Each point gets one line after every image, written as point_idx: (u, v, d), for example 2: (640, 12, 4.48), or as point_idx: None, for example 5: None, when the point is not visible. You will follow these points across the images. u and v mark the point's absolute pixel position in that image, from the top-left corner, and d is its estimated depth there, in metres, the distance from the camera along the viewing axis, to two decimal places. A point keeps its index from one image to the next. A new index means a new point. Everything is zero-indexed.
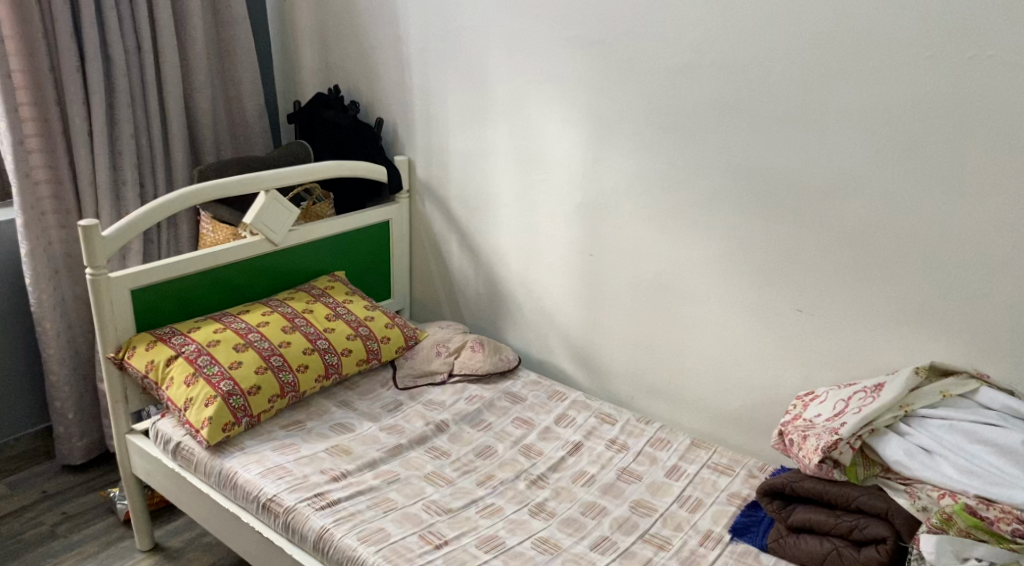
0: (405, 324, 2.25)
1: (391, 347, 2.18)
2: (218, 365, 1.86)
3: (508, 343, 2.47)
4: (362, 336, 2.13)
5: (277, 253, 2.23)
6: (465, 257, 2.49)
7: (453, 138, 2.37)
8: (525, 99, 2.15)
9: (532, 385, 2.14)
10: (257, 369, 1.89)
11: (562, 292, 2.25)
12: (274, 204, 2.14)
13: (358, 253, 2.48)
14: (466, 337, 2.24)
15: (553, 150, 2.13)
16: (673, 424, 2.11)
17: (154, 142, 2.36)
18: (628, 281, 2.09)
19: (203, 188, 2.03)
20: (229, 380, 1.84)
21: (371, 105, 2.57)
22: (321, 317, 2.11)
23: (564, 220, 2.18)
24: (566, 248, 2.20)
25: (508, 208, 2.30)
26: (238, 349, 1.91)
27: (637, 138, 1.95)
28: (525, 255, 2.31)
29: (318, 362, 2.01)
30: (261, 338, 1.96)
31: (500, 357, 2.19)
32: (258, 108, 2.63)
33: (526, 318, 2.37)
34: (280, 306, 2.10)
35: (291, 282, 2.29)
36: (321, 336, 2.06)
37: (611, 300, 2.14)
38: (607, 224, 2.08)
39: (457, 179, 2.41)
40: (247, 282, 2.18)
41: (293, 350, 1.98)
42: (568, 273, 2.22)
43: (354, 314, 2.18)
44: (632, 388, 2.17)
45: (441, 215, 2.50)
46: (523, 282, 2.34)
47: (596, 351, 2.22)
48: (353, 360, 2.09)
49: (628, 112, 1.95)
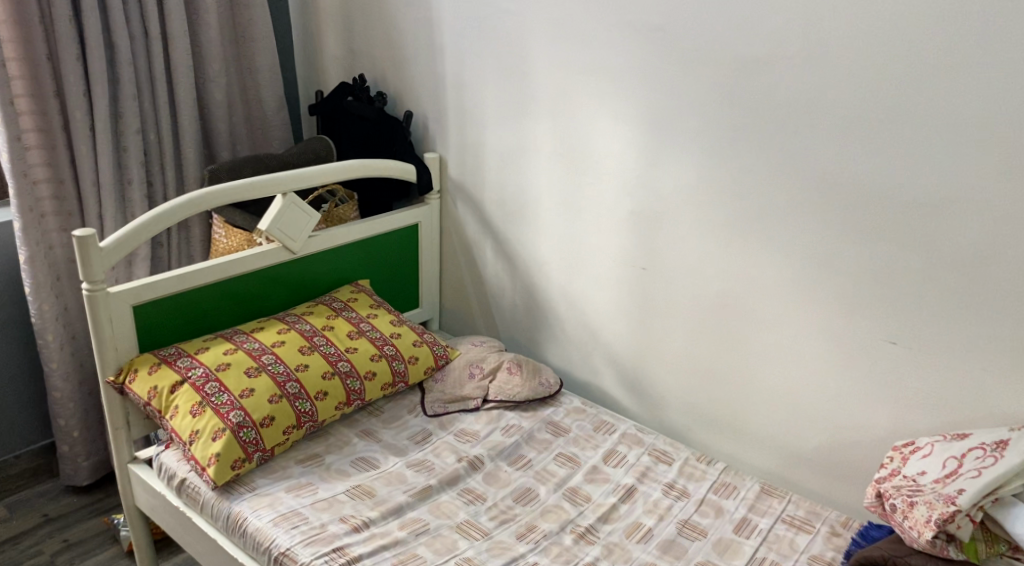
0: (434, 342, 2.04)
1: (419, 368, 1.97)
2: (227, 393, 1.66)
3: (546, 360, 2.24)
4: (388, 356, 1.92)
5: (295, 262, 2.03)
6: (500, 265, 2.27)
7: (489, 134, 2.14)
8: (573, 92, 1.91)
9: (576, 412, 1.92)
10: (270, 398, 1.69)
11: (610, 307, 2.02)
12: (292, 208, 1.94)
13: (383, 260, 2.27)
14: (502, 357, 2.01)
15: (604, 150, 1.89)
16: (734, 461, 1.87)
17: (162, 137, 2.16)
18: (687, 299, 1.85)
19: (214, 192, 1.83)
20: (239, 410, 1.64)
21: (400, 97, 2.34)
22: (343, 335, 1.91)
23: (615, 229, 1.94)
24: (616, 259, 1.96)
25: (551, 213, 2.07)
26: (249, 374, 1.71)
27: (703, 138, 1.71)
28: (570, 266, 2.08)
29: (338, 388, 1.80)
30: (276, 360, 1.76)
31: (540, 381, 1.97)
32: (277, 100, 2.42)
33: (568, 334, 2.15)
34: (298, 323, 1.89)
35: (310, 293, 2.09)
36: (342, 357, 1.85)
37: (666, 319, 1.91)
38: (664, 233, 1.84)
39: (493, 179, 2.18)
40: (263, 294, 1.98)
41: (311, 374, 1.78)
42: (618, 287, 1.98)
43: (379, 331, 1.97)
44: (688, 419, 1.93)
45: (475, 219, 2.28)
46: (566, 295, 2.12)
47: (647, 376, 1.99)
48: (377, 383, 1.88)
49: (692, 111, 1.70)
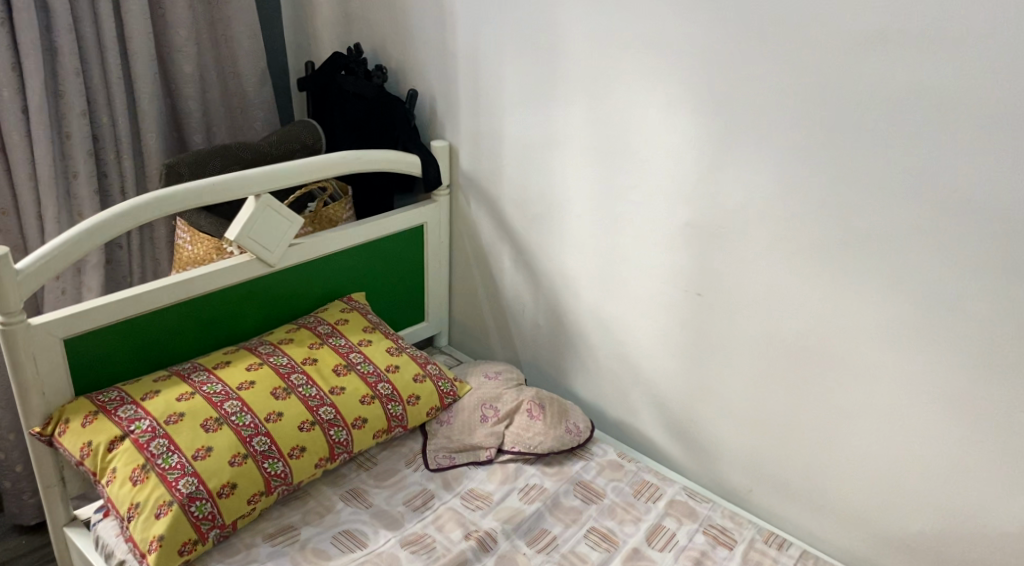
0: (440, 376, 1.68)
1: (420, 409, 1.62)
2: (177, 454, 1.33)
3: (572, 391, 1.89)
4: (382, 398, 1.57)
5: (271, 277, 1.68)
6: (520, 278, 1.90)
7: (509, 121, 1.75)
8: (613, 73, 1.52)
9: (611, 469, 1.57)
10: (232, 459, 1.36)
11: (653, 337, 1.66)
12: (269, 212, 1.59)
13: (381, 269, 1.91)
14: (521, 396, 1.66)
15: (653, 146, 1.51)
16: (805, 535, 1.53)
17: (117, 119, 1.80)
18: (756, 336, 1.49)
19: (168, 195, 1.47)
20: (191, 478, 1.31)
21: (402, 72, 1.95)
22: (327, 371, 1.56)
23: (664, 245, 1.56)
24: (663, 279, 1.59)
25: (582, 220, 1.69)
26: (206, 429, 1.37)
27: (788, 138, 1.33)
28: (605, 284, 1.71)
29: (319, 441, 1.46)
30: (242, 408, 1.42)
31: (568, 427, 1.62)
32: (258, 73, 2.04)
33: (601, 364, 1.79)
34: (272, 355, 1.55)
35: (291, 312, 1.74)
36: (325, 401, 1.50)
37: (727, 357, 1.54)
38: (728, 254, 1.47)
39: (513, 176, 1.80)
40: (233, 316, 1.64)
41: (285, 425, 1.43)
42: (665, 313, 1.62)
43: (373, 363, 1.62)
44: (751, 479, 1.58)
45: (492, 221, 1.91)
46: (599, 318, 1.75)
47: (698, 423, 1.64)
48: (368, 432, 1.53)
49: (774, 102, 1.32)
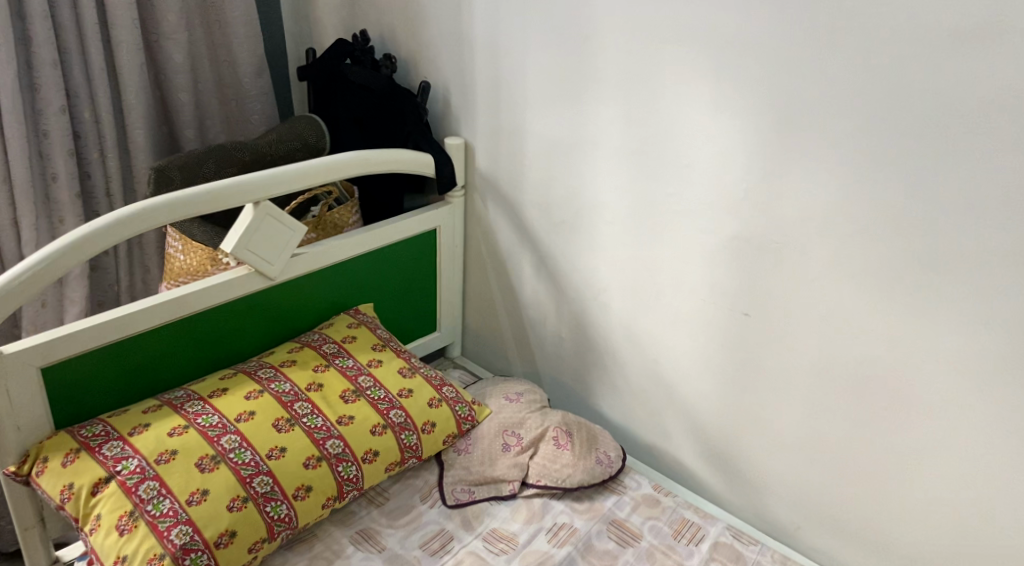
0: (457, 399, 1.54)
1: (436, 437, 1.48)
2: (170, 499, 1.19)
3: (597, 411, 1.75)
4: (395, 427, 1.43)
5: (271, 290, 1.52)
6: (542, 288, 1.75)
7: (532, 119, 1.59)
8: (653, 68, 1.36)
9: (647, 505, 1.44)
10: (230, 504, 1.21)
11: (691, 359, 1.51)
12: (270, 221, 1.44)
13: (390, 278, 1.76)
14: (546, 422, 1.52)
15: (696, 150, 1.35)
16: None
17: (100, 114, 1.64)
18: (811, 362, 1.34)
19: (159, 204, 1.31)
20: (185, 526, 1.17)
21: (412, 62, 1.79)
22: (334, 397, 1.41)
23: (706, 258, 1.41)
24: (705, 296, 1.44)
25: (613, 228, 1.54)
26: (202, 468, 1.23)
27: (859, 145, 1.17)
28: (637, 298, 1.56)
29: (327, 479, 1.32)
30: (241, 444, 1.28)
31: (598, 458, 1.48)
32: (254, 62, 1.87)
33: (631, 384, 1.65)
34: (274, 381, 1.40)
35: (293, 327, 1.60)
36: (332, 432, 1.36)
37: (776, 383, 1.40)
38: (781, 272, 1.32)
39: (535, 179, 1.64)
40: (230, 335, 1.49)
41: (289, 462, 1.29)
42: (705, 333, 1.47)
43: (384, 387, 1.47)
44: (799, 514, 1.46)
45: (511, 226, 1.75)
46: (629, 335, 1.61)
47: (739, 452, 1.50)
48: (380, 466, 1.39)
49: (844, 104, 1.16)
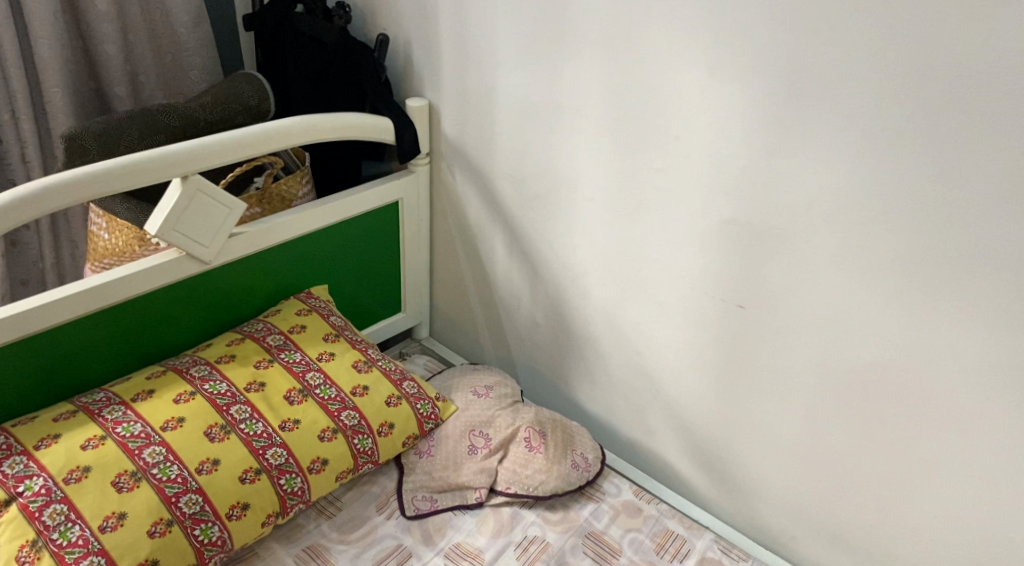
0: (419, 396, 1.38)
1: (394, 440, 1.33)
2: (80, 525, 1.03)
3: (575, 403, 1.61)
4: (347, 431, 1.27)
5: (207, 275, 1.34)
6: (515, 269, 1.58)
7: (503, 79, 1.39)
8: (640, 23, 1.17)
9: (627, 516, 1.31)
10: (152, 529, 1.06)
11: (678, 352, 1.36)
12: (201, 198, 1.25)
13: (347, 256, 1.58)
14: (517, 421, 1.38)
15: (688, 120, 1.17)
16: None
17: (7, 70, 1.42)
18: (812, 362, 1.19)
19: (72, 179, 1.11)
20: (97, 558, 1.01)
21: (370, 12, 1.58)
22: (278, 399, 1.25)
23: (697, 243, 1.25)
24: (695, 284, 1.28)
25: (593, 206, 1.37)
26: (120, 487, 1.07)
27: (878, 119, 1.00)
28: (619, 284, 1.40)
29: (267, 493, 1.17)
30: (167, 458, 1.11)
31: (574, 461, 1.35)
32: (191, 10, 1.65)
33: (612, 376, 1.50)
34: (208, 380, 1.23)
35: (235, 314, 1.42)
36: (274, 440, 1.20)
37: (773, 383, 1.26)
38: (782, 261, 1.16)
39: (507, 147, 1.46)
40: (160, 325, 1.31)
41: (223, 477, 1.14)
42: (693, 325, 1.32)
43: (336, 385, 1.31)
44: (795, 523, 1.33)
45: (481, 200, 1.57)
46: (610, 324, 1.45)
47: (728, 455, 1.37)
48: (329, 475, 1.24)
49: (865, 70, 0.99)
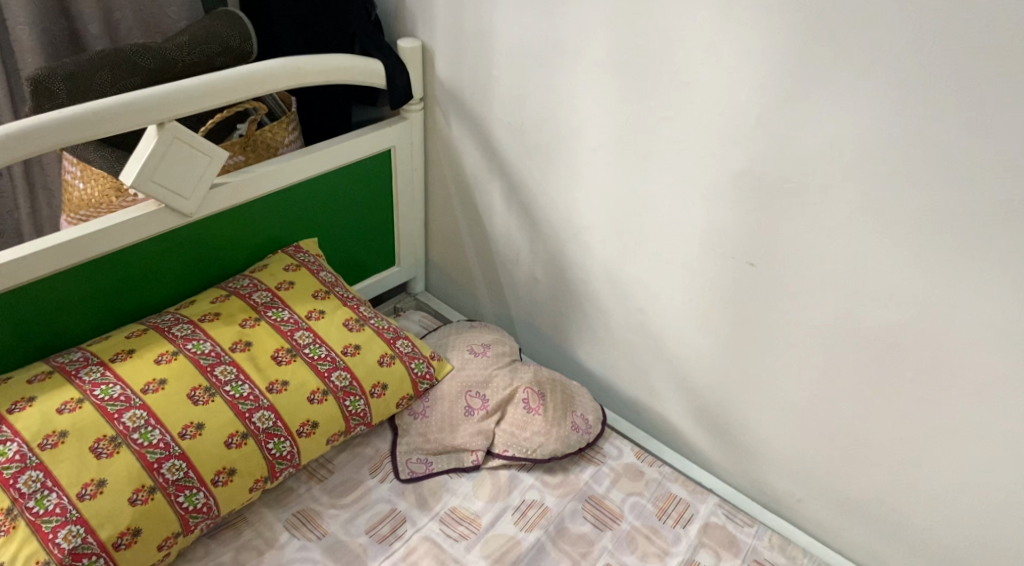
0: (413, 355, 1.33)
1: (387, 401, 1.28)
2: (57, 493, 0.98)
3: (575, 361, 1.55)
4: (338, 392, 1.22)
5: (189, 229, 1.27)
6: (513, 222, 1.51)
7: (501, 18, 1.29)
8: None
9: (628, 480, 1.27)
10: (134, 496, 1.01)
11: (684, 311, 1.30)
12: (178, 147, 1.17)
13: (338, 208, 1.50)
14: (515, 381, 1.33)
15: (700, 63, 1.08)
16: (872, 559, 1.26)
17: None
18: (826, 325, 1.13)
19: (38, 125, 1.03)
20: (75, 527, 0.97)
21: None
22: (265, 359, 1.19)
23: (706, 196, 1.17)
24: (703, 240, 1.21)
25: (597, 156, 1.29)
26: (98, 453, 1.02)
27: (910, 63, 0.91)
28: (623, 239, 1.33)
29: (253, 459, 1.12)
30: (148, 422, 1.06)
31: (574, 423, 1.30)
32: None
33: (614, 335, 1.44)
34: (191, 339, 1.17)
35: (219, 269, 1.36)
36: (261, 403, 1.15)
37: (783, 345, 1.19)
38: (798, 217, 1.09)
39: (506, 93, 1.36)
40: (140, 281, 1.25)
41: (208, 441, 1.09)
42: (701, 284, 1.25)
43: (326, 344, 1.25)
44: (802, 487, 1.28)
45: (478, 148, 1.49)
46: (613, 281, 1.38)
47: (734, 418, 1.32)
48: (320, 438, 1.20)
49: (898, 9, 0.90)
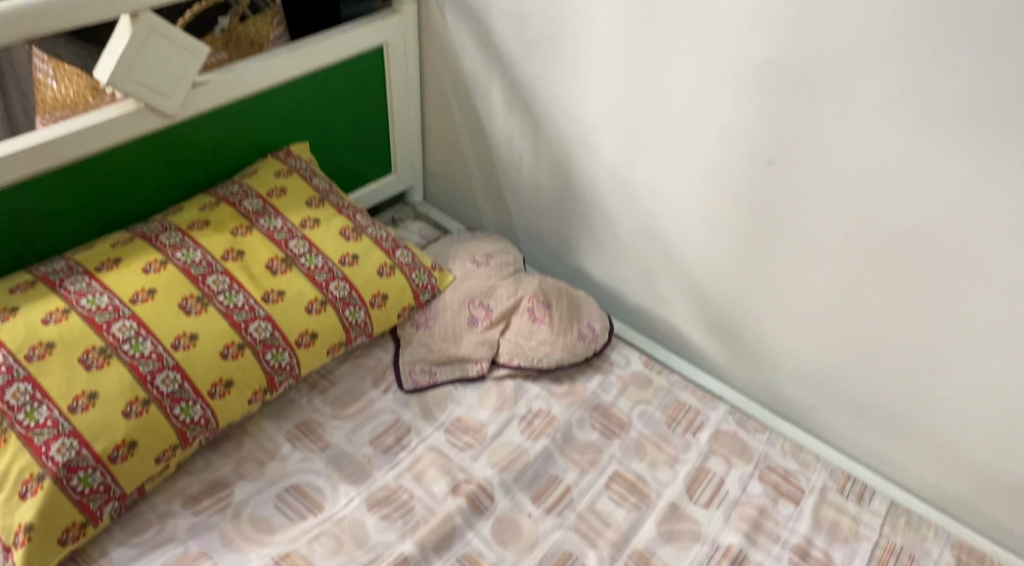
0: (413, 265, 1.28)
1: (388, 312, 1.23)
2: (47, 406, 0.93)
3: (581, 272, 1.51)
4: (336, 303, 1.17)
5: (171, 132, 1.19)
6: (515, 124, 1.42)
7: None
8: None
9: (637, 389, 1.25)
10: (128, 409, 0.97)
11: (696, 214, 1.24)
12: (155, 43, 1.07)
13: (329, 111, 1.41)
14: (520, 291, 1.28)
15: None
16: (890, 468, 1.22)
17: None
18: (848, 225, 1.07)
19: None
20: (68, 440, 0.93)
21: None
22: (259, 268, 1.14)
23: (724, 89, 1.09)
24: (719, 138, 1.14)
25: (605, 49, 1.20)
26: (88, 365, 0.97)
27: None
28: (633, 140, 1.25)
29: (251, 370, 1.08)
30: (139, 334, 1.01)
31: (581, 332, 1.26)
32: None
33: (622, 242, 1.38)
34: (180, 248, 1.11)
35: (206, 176, 1.28)
36: (257, 313, 1.10)
37: (801, 247, 1.14)
38: (823, 110, 1.01)
39: None
40: (122, 188, 1.18)
41: (202, 353, 1.04)
42: (715, 185, 1.19)
43: (322, 253, 1.20)
44: (815, 393, 1.25)
45: (477, 44, 1.39)
46: (622, 185, 1.32)
47: (746, 325, 1.28)
48: (319, 349, 1.16)
49: None
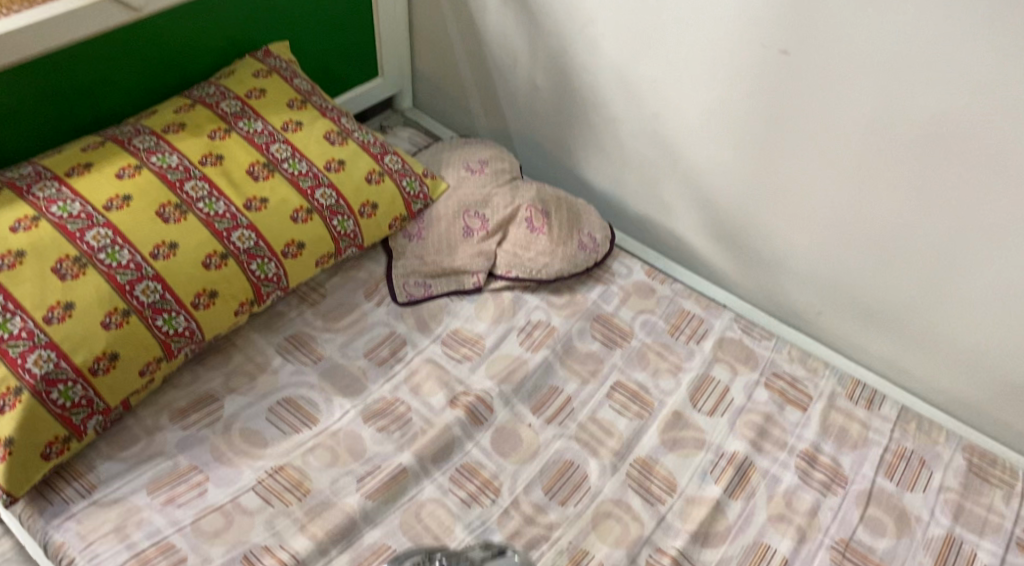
0: (404, 173, 1.21)
1: (378, 222, 1.18)
2: (20, 316, 0.88)
3: (580, 179, 1.44)
4: (323, 211, 1.11)
5: (139, 27, 1.10)
6: (509, 19, 1.33)
7: None
8: None
9: (639, 298, 1.21)
10: (107, 320, 0.92)
11: (703, 112, 1.17)
12: None
13: (309, 7, 1.32)
14: (517, 199, 1.22)
15: None
16: (895, 372, 1.20)
17: None
18: (865, 118, 1.00)
19: None
20: (46, 352, 0.88)
21: None
22: (240, 174, 1.07)
23: None
24: (731, 26, 1.05)
25: None
26: (62, 274, 0.91)
27: None
28: (637, 32, 1.17)
29: (236, 281, 1.03)
30: (114, 242, 0.95)
31: (581, 242, 1.21)
32: None
33: (624, 146, 1.32)
34: (154, 152, 1.04)
35: (180, 78, 1.20)
36: (239, 221, 1.04)
37: (814, 145, 1.07)
38: None
39: None
40: (90, 89, 1.09)
41: (183, 262, 0.99)
42: (725, 79, 1.11)
43: (307, 159, 1.13)
44: (823, 299, 1.21)
45: None
46: (625, 83, 1.24)
47: (754, 230, 1.22)
48: (307, 260, 1.10)
49: None
